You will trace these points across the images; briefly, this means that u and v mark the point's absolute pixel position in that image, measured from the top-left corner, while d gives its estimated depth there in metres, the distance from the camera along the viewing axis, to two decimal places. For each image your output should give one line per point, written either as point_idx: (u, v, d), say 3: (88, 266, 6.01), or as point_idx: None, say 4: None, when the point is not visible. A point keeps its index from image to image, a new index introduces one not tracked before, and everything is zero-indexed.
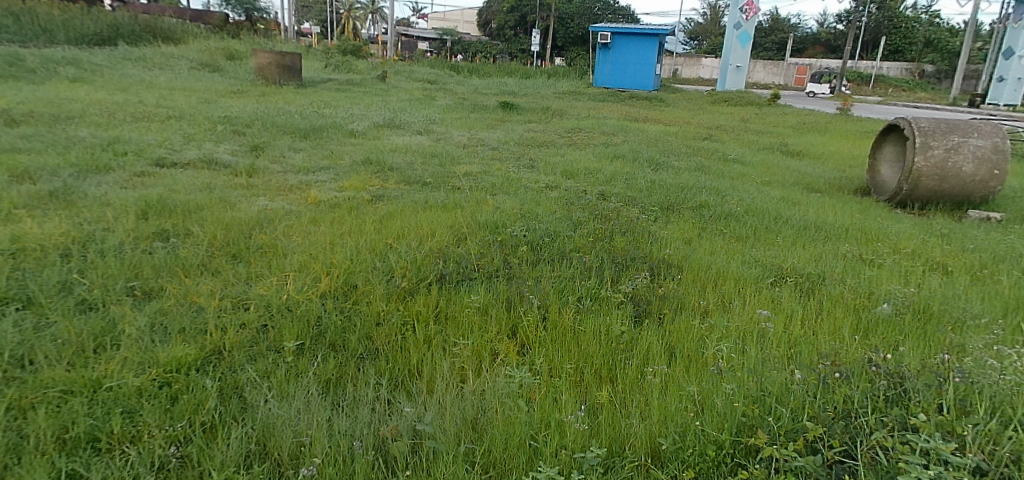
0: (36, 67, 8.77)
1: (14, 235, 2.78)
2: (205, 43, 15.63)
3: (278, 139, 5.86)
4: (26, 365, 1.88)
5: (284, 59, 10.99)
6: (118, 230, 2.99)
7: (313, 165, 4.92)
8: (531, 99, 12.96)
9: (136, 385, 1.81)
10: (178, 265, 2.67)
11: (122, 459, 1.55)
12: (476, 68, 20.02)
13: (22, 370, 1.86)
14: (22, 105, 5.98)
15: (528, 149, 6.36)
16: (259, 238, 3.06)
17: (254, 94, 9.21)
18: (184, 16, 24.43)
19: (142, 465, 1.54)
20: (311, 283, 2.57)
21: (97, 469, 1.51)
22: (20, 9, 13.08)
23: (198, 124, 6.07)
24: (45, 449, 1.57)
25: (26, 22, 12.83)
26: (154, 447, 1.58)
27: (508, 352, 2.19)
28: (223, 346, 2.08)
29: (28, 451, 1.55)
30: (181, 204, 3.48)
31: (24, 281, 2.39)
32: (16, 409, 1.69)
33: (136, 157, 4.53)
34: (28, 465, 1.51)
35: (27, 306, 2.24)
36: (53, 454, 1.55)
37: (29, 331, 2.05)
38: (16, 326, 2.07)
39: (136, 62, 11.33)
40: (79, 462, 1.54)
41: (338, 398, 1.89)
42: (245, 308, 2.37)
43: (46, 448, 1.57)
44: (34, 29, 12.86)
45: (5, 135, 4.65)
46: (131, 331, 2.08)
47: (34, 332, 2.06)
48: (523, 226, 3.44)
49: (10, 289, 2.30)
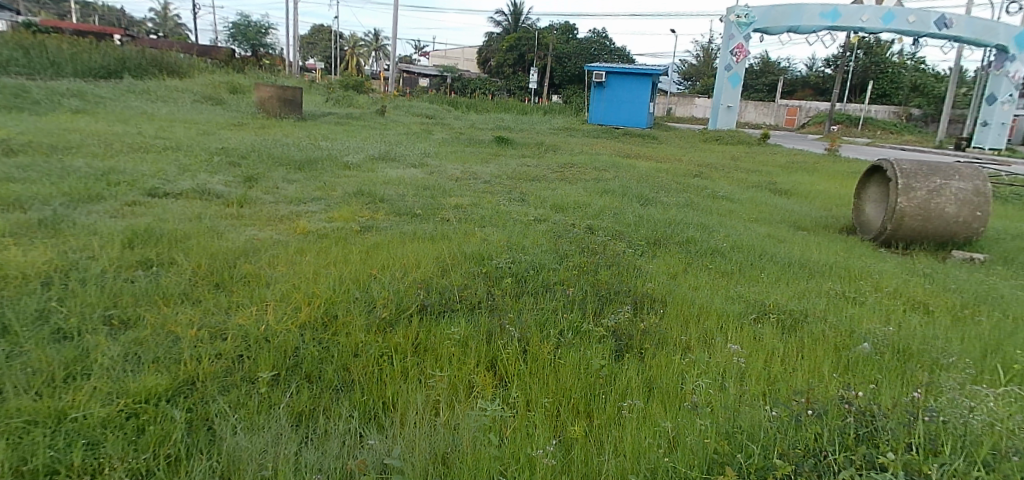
0: (42, 99, 8.88)
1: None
2: (209, 77, 15.88)
3: (271, 170, 5.89)
4: None
5: (285, 93, 11.17)
6: (103, 258, 3.00)
7: (305, 196, 4.95)
8: (525, 134, 13.16)
9: (102, 416, 1.78)
10: (159, 294, 2.66)
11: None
12: (473, 104, 20.34)
13: None
14: (22, 135, 6.04)
15: (519, 183, 6.40)
16: (244, 267, 3.07)
17: (253, 127, 9.31)
18: (193, 52, 25.01)
19: None
20: (291, 313, 2.56)
21: None
22: (30, 42, 13.33)
23: (194, 156, 6.11)
24: None
25: (36, 55, 13.07)
26: None
27: (484, 384, 2.17)
28: (197, 377, 2.06)
29: None
30: (169, 233, 3.48)
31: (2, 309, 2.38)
32: None
33: (130, 186, 4.56)
34: None
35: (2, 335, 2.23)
36: None
37: (1, 359, 2.03)
38: None
39: (140, 94, 11.47)
40: None
41: (309, 431, 1.87)
42: (222, 338, 2.34)
43: None
44: (44, 62, 13.10)
45: (3, 165, 4.67)
46: (105, 360, 2.06)
47: (7, 361, 2.04)
48: (509, 258, 3.46)
49: None
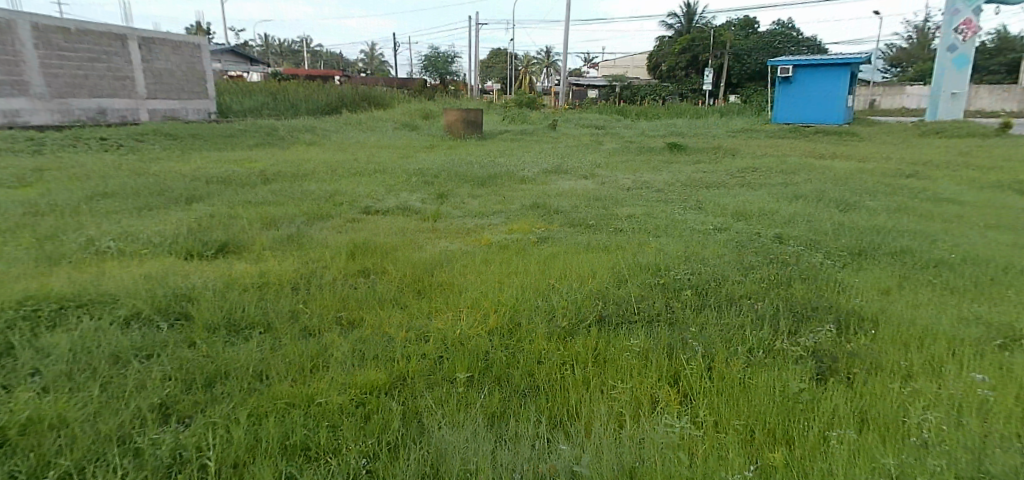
0: (288, 136, 10.44)
1: (262, 271, 3.33)
2: (404, 105, 17.60)
3: (459, 187, 6.37)
4: (262, 379, 2.22)
5: (468, 115, 12.01)
6: (332, 267, 3.49)
7: (487, 209, 5.29)
8: (701, 139, 12.66)
9: (339, 402, 2.07)
10: (375, 299, 3.04)
11: (334, 471, 1.76)
12: (645, 111, 20.06)
13: (261, 382, 2.19)
14: (269, 166, 7.23)
15: (697, 190, 6.20)
16: (440, 276, 3.38)
17: (441, 148, 10.13)
18: (393, 84, 27.91)
19: (340, 473, 1.75)
20: (481, 319, 2.77)
21: (308, 473, 1.74)
22: (278, 90, 15.89)
23: (396, 177, 6.82)
24: (272, 452, 1.81)
25: (282, 100, 15.51)
26: (351, 459, 1.80)
27: (668, 400, 2.16)
28: (407, 374, 2.32)
29: (260, 451, 1.80)
30: (380, 245, 3.95)
31: (266, 307, 2.83)
32: (254, 416, 1.98)
33: (349, 205, 5.24)
34: (259, 463, 1.76)
35: (267, 330, 2.65)
36: (276, 456, 1.80)
37: (268, 350, 2.42)
38: (259, 346, 2.47)
39: (352, 125, 13.06)
40: (294, 466, 1.77)
41: (502, 431, 2.01)
42: (425, 340, 2.61)
43: (272, 451, 1.81)
44: (286, 104, 15.48)
45: (262, 191, 5.58)
46: (338, 355, 2.40)
47: (271, 351, 2.44)
48: (688, 270, 3.37)
49: (257, 314, 2.74)
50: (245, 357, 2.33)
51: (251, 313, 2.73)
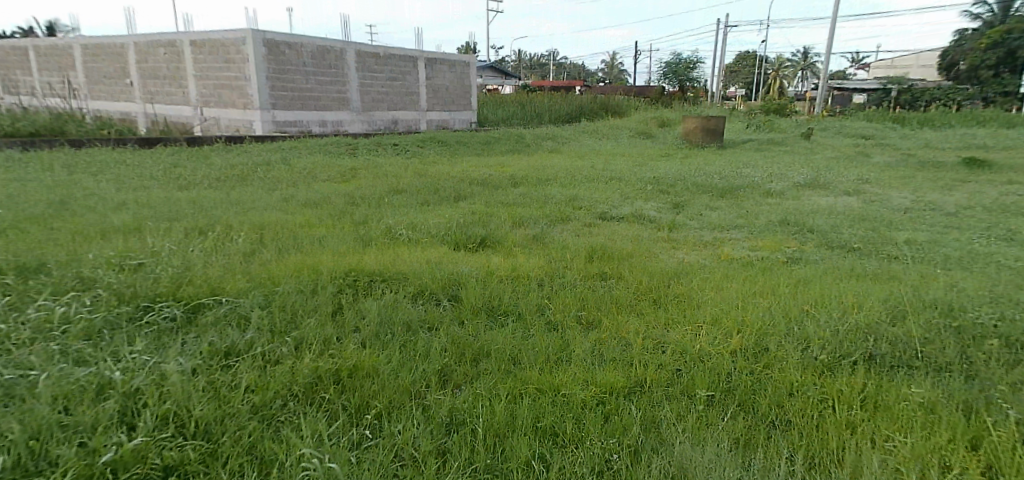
0: (530, 142, 11.27)
1: (513, 265, 3.65)
2: (644, 113, 17.61)
3: (697, 197, 6.21)
4: (515, 364, 2.38)
5: (709, 122, 11.56)
6: (573, 268, 3.66)
7: (728, 222, 5.08)
8: (1007, 153, 10.44)
9: (581, 398, 2.13)
10: (613, 303, 3.09)
11: (584, 460, 1.83)
12: (928, 119, 17.18)
13: (515, 366, 2.36)
14: (517, 170, 7.84)
15: (999, 217, 5.16)
16: (677, 288, 3.33)
17: (680, 157, 9.93)
18: (633, 93, 27.92)
19: (587, 466, 1.81)
20: (724, 338, 2.68)
21: (558, 458, 1.83)
22: (526, 100, 17.18)
23: (633, 185, 6.90)
24: (526, 430, 1.93)
25: (529, 109, 16.77)
26: (597, 453, 1.86)
27: (969, 467, 1.87)
28: (646, 381, 2.31)
29: (517, 426, 1.94)
30: (618, 251, 4.05)
31: (519, 298, 3.09)
32: (510, 394, 2.14)
33: (587, 210, 5.45)
34: (519, 437, 1.89)
35: (519, 318, 2.89)
36: (530, 434, 1.92)
37: (522, 338, 2.60)
38: (514, 333, 2.66)
39: (591, 133, 13.49)
40: (545, 448, 1.87)
41: (748, 460, 1.91)
42: (662, 350, 2.59)
43: (525, 429, 1.93)
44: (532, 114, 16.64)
45: (512, 193, 6.05)
46: (580, 352, 2.48)
47: (524, 339, 2.60)
48: (997, 313, 2.82)
49: (511, 304, 3.00)
50: (501, 340, 2.53)
51: (506, 304, 2.99)
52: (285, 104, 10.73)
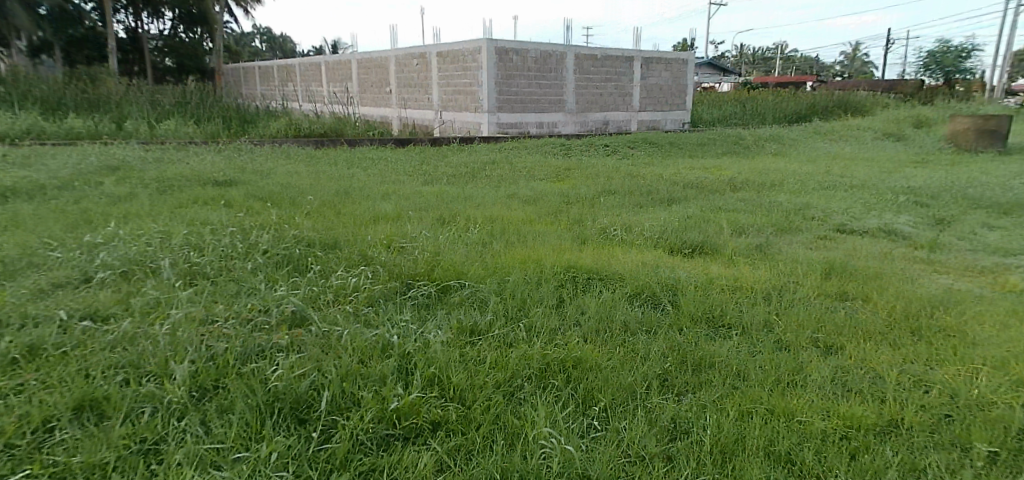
0: (753, 144, 10.53)
1: (735, 276, 3.28)
2: (896, 112, 15.37)
3: (968, 213, 5.25)
4: (742, 379, 2.23)
5: (988, 123, 9.68)
6: (806, 284, 3.20)
7: (1012, 246, 4.21)
8: None
9: (821, 428, 1.94)
10: (858, 328, 2.68)
11: None
12: None
13: (742, 382, 2.21)
14: (739, 173, 7.37)
15: None
16: (944, 320, 2.79)
17: (944, 164, 8.48)
18: (878, 90, 24.18)
19: None
20: (1009, 388, 2.21)
21: None
22: (748, 99, 16.25)
23: (880, 195, 6.06)
24: (756, 452, 1.82)
25: (752, 109, 15.85)
26: None
27: None
28: (901, 422, 2.02)
29: (749, 445, 1.85)
30: (863, 269, 3.50)
31: (743, 311, 2.80)
32: (738, 411, 2.03)
33: (822, 221, 4.90)
34: (749, 456, 1.80)
35: (743, 333, 2.62)
36: (762, 456, 1.81)
37: (747, 353, 2.42)
38: (738, 347, 2.47)
39: (826, 135, 12.16)
40: (779, 474, 1.75)
41: None
42: (924, 390, 2.22)
43: (756, 452, 1.82)
44: (753, 114, 15.66)
45: (730, 198, 5.68)
46: (818, 377, 2.24)
47: (749, 355, 2.42)
48: None
49: (732, 316, 2.74)
50: (726, 352, 2.40)
51: (729, 315, 2.74)
52: (509, 107, 11.47)
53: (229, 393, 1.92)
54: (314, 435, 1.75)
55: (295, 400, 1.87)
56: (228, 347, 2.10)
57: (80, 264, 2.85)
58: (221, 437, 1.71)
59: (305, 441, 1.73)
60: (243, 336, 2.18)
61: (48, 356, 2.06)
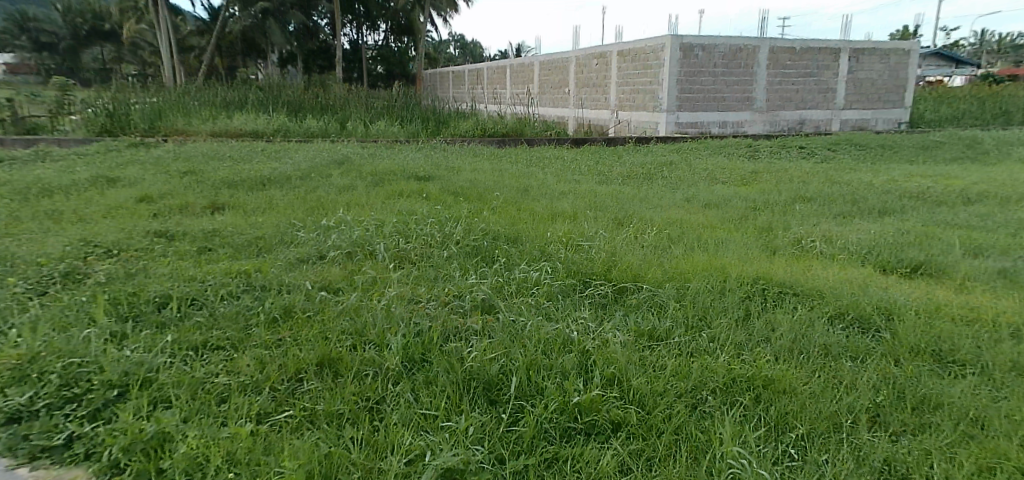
0: (990, 149, 8.92)
1: (969, 304, 2.78)
2: None
3: None
4: (979, 427, 1.88)
5: None
6: None
7: None
8: None
9: None
10: None
11: None
12: None
13: (979, 431, 1.87)
14: (973, 184, 6.28)
15: None
16: None
17: None
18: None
19: None
20: None
21: None
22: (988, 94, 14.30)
23: None
24: None
25: (991, 106, 13.92)
26: None
27: None
28: None
29: None
30: None
31: (981, 348, 2.35)
32: (973, 464, 1.72)
33: None
34: None
35: (982, 373, 2.20)
36: None
37: (987, 397, 2.04)
38: (975, 389, 2.08)
39: None
40: None
41: None
42: None
43: None
44: (995, 111, 13.77)
45: (960, 212, 4.86)
46: None
47: (990, 400, 2.03)
48: None
49: (968, 353, 2.31)
50: (958, 392, 2.04)
51: (962, 351, 2.33)
52: (690, 106, 11.03)
53: (433, 366, 2.12)
54: (504, 415, 1.87)
55: (488, 381, 2.01)
56: (430, 325, 2.33)
57: (318, 243, 3.30)
58: (432, 405, 1.90)
59: (497, 420, 1.85)
60: (443, 317, 2.42)
61: (299, 317, 2.44)
